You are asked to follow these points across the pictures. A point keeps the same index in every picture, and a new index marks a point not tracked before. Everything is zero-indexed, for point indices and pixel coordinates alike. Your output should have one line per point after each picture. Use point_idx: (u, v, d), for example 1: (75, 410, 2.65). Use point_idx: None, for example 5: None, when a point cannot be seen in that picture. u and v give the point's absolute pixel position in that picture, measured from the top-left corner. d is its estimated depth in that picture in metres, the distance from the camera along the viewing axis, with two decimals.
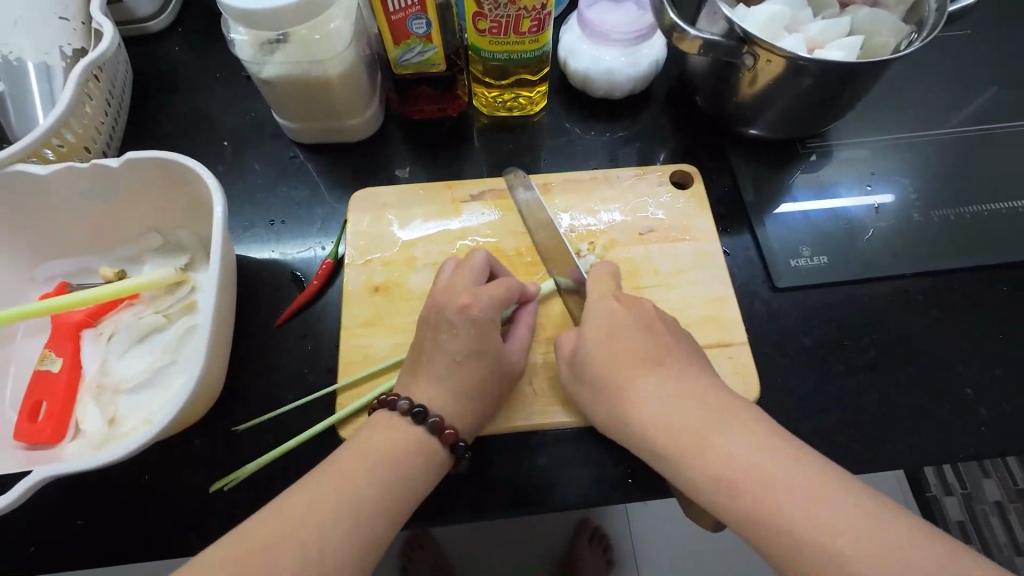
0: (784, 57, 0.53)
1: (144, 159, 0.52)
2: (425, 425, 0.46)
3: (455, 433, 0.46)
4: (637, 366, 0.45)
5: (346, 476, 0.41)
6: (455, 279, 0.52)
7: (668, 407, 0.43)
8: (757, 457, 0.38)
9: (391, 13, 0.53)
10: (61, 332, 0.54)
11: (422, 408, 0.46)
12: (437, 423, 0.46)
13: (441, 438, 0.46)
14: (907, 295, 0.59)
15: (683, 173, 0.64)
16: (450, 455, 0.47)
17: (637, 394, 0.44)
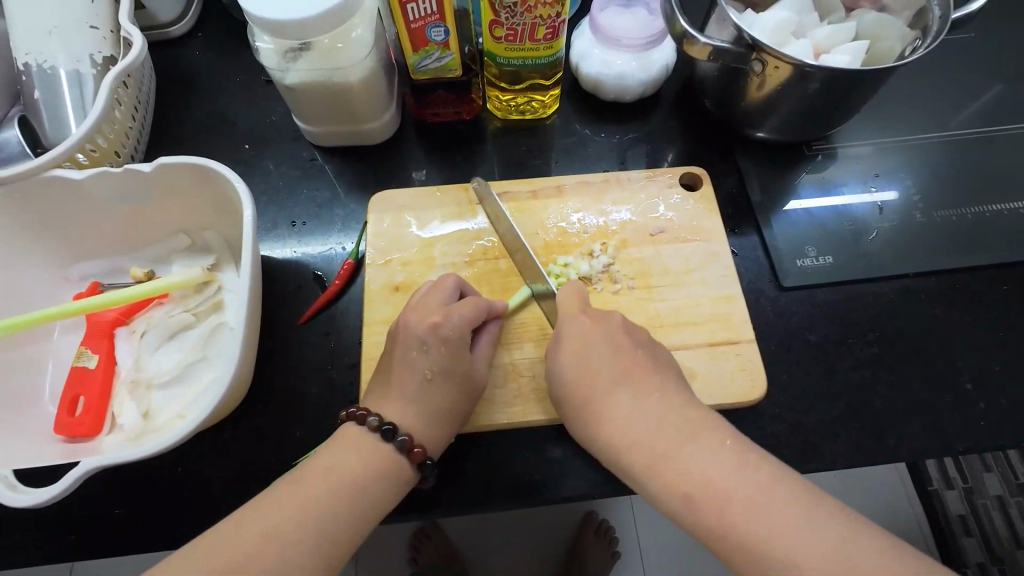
0: (792, 64, 0.55)
1: (176, 165, 0.54)
2: (392, 442, 0.47)
3: (423, 451, 0.48)
4: (591, 364, 0.49)
5: (329, 479, 0.44)
6: (427, 297, 0.55)
7: (619, 400, 0.46)
8: (686, 439, 0.43)
9: (411, 21, 0.55)
10: (96, 330, 0.56)
11: (390, 426, 0.47)
12: (405, 442, 0.47)
13: (409, 456, 0.47)
14: (910, 294, 0.61)
15: (692, 175, 0.66)
16: (417, 472, 0.48)
17: (621, 404, 0.46)
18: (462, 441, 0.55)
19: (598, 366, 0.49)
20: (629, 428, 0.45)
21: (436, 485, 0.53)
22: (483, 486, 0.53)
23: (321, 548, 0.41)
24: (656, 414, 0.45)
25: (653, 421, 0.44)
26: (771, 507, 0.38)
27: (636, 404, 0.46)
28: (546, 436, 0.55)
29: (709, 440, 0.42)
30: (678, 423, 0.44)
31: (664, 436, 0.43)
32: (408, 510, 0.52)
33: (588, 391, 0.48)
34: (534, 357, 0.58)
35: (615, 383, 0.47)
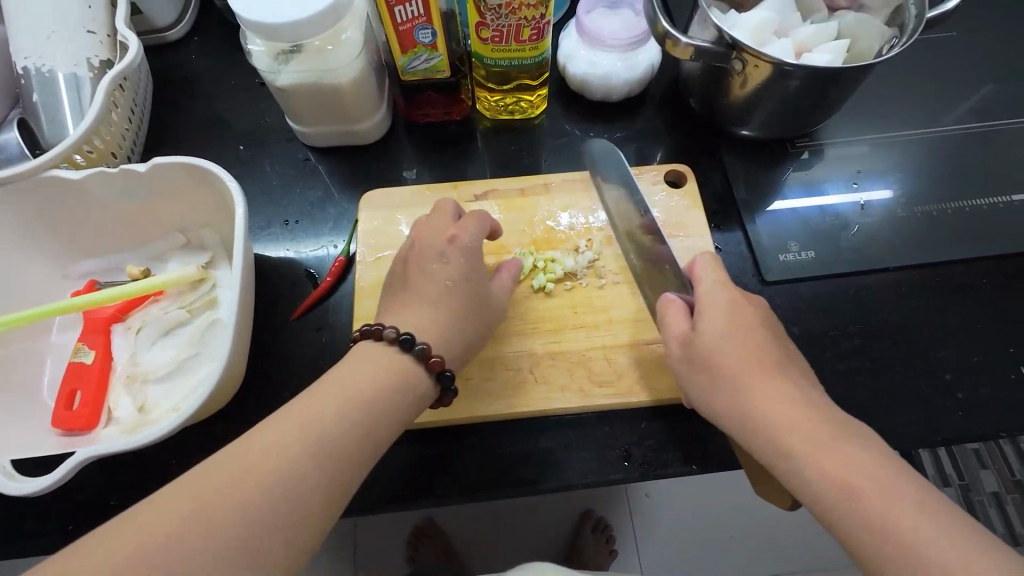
0: (771, 63, 0.56)
1: (170, 164, 0.56)
2: (411, 351, 0.48)
3: (441, 362, 0.48)
4: (727, 351, 0.47)
5: (330, 408, 0.41)
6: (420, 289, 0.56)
7: (770, 386, 0.44)
8: (817, 435, 0.40)
9: (399, 24, 0.56)
10: (93, 326, 0.57)
11: (409, 336, 0.47)
12: (424, 350, 0.48)
13: (428, 365, 0.48)
14: (890, 287, 0.62)
15: (677, 172, 0.67)
16: (435, 384, 0.49)
17: (760, 390, 0.44)
18: (445, 432, 0.55)
19: (749, 344, 0.47)
20: (773, 407, 0.43)
21: (424, 475, 0.53)
22: (469, 477, 0.53)
23: (325, 477, 0.38)
24: (788, 405, 0.42)
25: (801, 408, 0.42)
26: (898, 511, 0.35)
27: (772, 390, 0.44)
28: (534, 428, 0.55)
29: (849, 445, 0.39)
30: (808, 418, 0.41)
31: (799, 430, 0.41)
32: (394, 501, 0.52)
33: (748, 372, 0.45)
34: (522, 349, 0.58)
35: (750, 369, 0.45)
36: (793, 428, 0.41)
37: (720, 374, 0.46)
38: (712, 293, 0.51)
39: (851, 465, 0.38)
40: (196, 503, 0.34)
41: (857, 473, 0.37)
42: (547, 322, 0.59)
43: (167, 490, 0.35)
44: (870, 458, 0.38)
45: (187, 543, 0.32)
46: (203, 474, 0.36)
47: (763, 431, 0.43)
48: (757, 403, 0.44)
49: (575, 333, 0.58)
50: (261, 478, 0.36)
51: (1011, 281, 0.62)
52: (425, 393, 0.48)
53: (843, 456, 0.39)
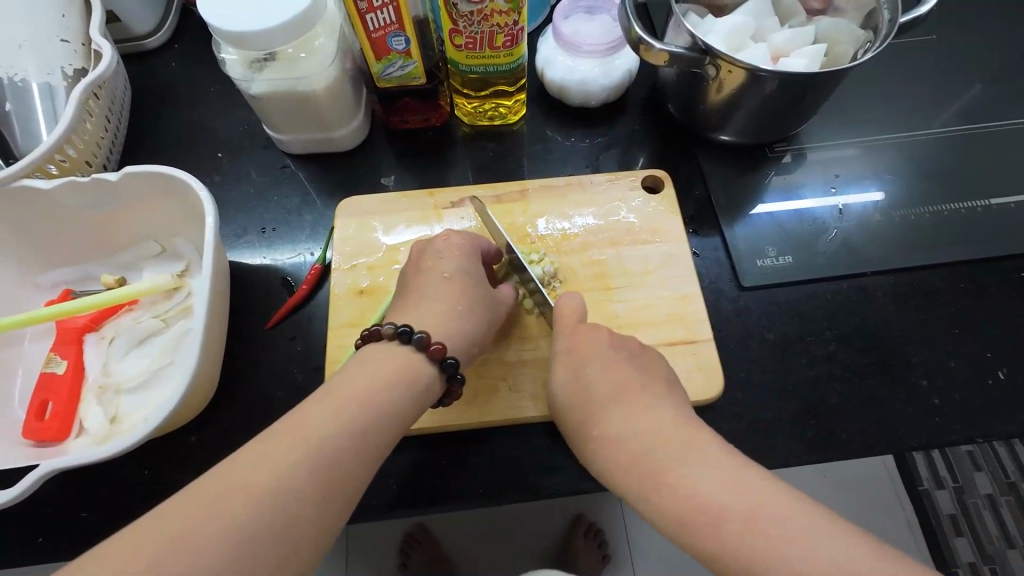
0: (745, 69, 0.56)
1: (141, 173, 0.55)
2: (411, 342, 0.48)
3: (442, 349, 0.48)
4: (591, 386, 0.49)
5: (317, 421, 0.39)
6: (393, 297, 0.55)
7: (610, 418, 0.46)
8: (673, 455, 0.40)
9: (371, 31, 0.56)
10: (65, 336, 0.57)
11: (406, 328, 0.48)
12: (423, 339, 0.48)
13: (429, 353, 0.48)
14: (867, 291, 0.62)
15: (654, 177, 0.67)
16: (439, 371, 0.49)
17: (606, 425, 0.46)
18: (418, 440, 0.55)
19: (601, 381, 0.49)
20: (629, 441, 0.43)
21: (396, 483, 0.53)
22: (445, 485, 0.53)
23: (321, 493, 0.37)
24: (647, 429, 0.44)
25: (653, 433, 0.43)
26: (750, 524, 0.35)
27: (617, 424, 0.45)
28: (508, 434, 0.55)
29: (703, 455, 0.40)
30: (659, 440, 0.42)
31: (658, 450, 0.41)
32: (368, 510, 0.52)
33: (590, 410, 0.47)
34: (497, 358, 0.57)
35: (595, 409, 0.47)
36: (644, 457, 0.42)
37: (580, 415, 0.48)
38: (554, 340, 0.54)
39: (692, 489, 0.38)
40: (194, 522, 0.33)
41: (701, 492, 0.37)
42: (523, 329, 0.59)
43: (171, 506, 0.34)
44: (713, 463, 0.39)
45: (183, 563, 0.31)
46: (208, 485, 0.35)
47: (631, 462, 0.42)
48: (615, 441, 0.44)
49: (550, 339, 0.58)
50: (259, 492, 0.35)
51: (988, 285, 0.62)
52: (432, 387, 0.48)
53: (692, 474, 0.39)
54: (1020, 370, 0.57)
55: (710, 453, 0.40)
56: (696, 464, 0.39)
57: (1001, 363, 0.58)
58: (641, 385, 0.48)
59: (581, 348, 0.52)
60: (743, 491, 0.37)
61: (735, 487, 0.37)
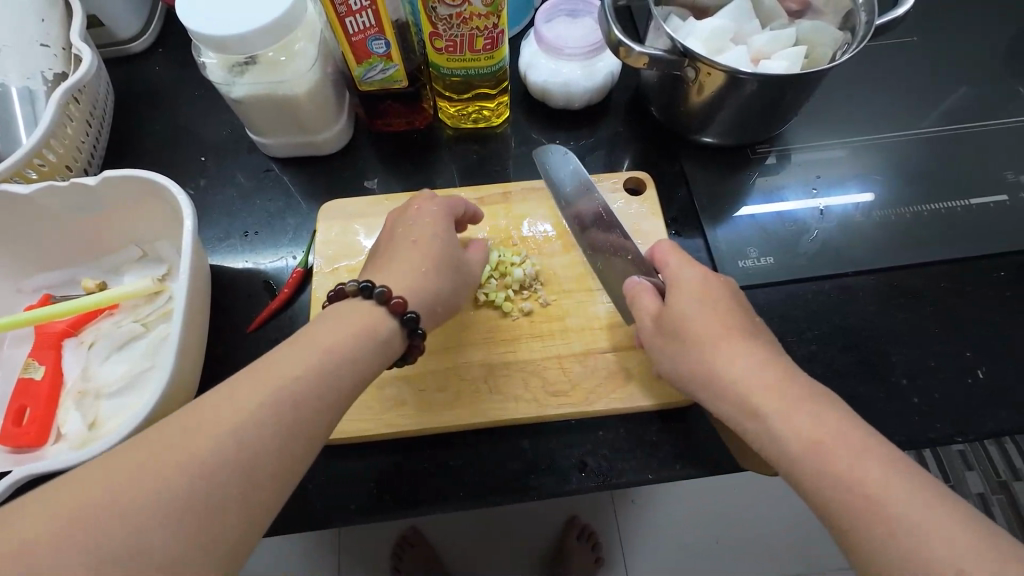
0: (724, 71, 0.56)
1: (120, 177, 0.55)
2: (371, 297, 0.47)
3: (402, 304, 0.47)
4: (719, 316, 0.47)
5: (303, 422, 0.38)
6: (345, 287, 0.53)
7: (735, 347, 0.45)
8: (801, 403, 0.40)
9: (351, 35, 0.56)
10: (44, 341, 0.57)
11: (367, 283, 0.47)
12: (383, 293, 0.47)
13: (389, 308, 0.47)
14: (849, 292, 0.62)
15: (637, 179, 0.67)
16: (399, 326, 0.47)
17: (729, 353, 0.44)
18: (398, 444, 0.54)
19: (726, 314, 0.47)
20: (755, 373, 0.43)
21: (375, 487, 0.53)
22: (424, 488, 0.52)
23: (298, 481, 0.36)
24: (773, 368, 0.43)
25: (780, 374, 0.42)
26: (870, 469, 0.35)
27: (743, 356, 0.44)
28: (485, 437, 0.54)
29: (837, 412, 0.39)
30: (789, 382, 0.42)
31: (787, 391, 0.41)
32: (345, 515, 0.51)
33: (718, 335, 0.46)
34: (475, 360, 0.56)
35: (724, 336, 0.46)
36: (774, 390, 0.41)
37: (694, 339, 0.47)
38: (684, 270, 0.51)
39: (823, 429, 0.38)
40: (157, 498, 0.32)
41: (834, 435, 0.37)
42: (502, 331, 0.58)
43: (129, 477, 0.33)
44: (841, 418, 0.38)
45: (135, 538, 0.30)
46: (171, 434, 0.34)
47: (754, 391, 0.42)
48: (730, 365, 0.44)
49: (530, 342, 0.57)
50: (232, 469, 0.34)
51: (967, 285, 0.62)
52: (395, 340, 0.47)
53: (825, 421, 0.38)
54: (999, 370, 0.58)
55: (824, 404, 0.40)
56: (830, 415, 0.39)
57: (981, 363, 0.58)
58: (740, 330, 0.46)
59: (713, 283, 0.50)
60: (866, 448, 0.36)
61: (864, 445, 0.36)
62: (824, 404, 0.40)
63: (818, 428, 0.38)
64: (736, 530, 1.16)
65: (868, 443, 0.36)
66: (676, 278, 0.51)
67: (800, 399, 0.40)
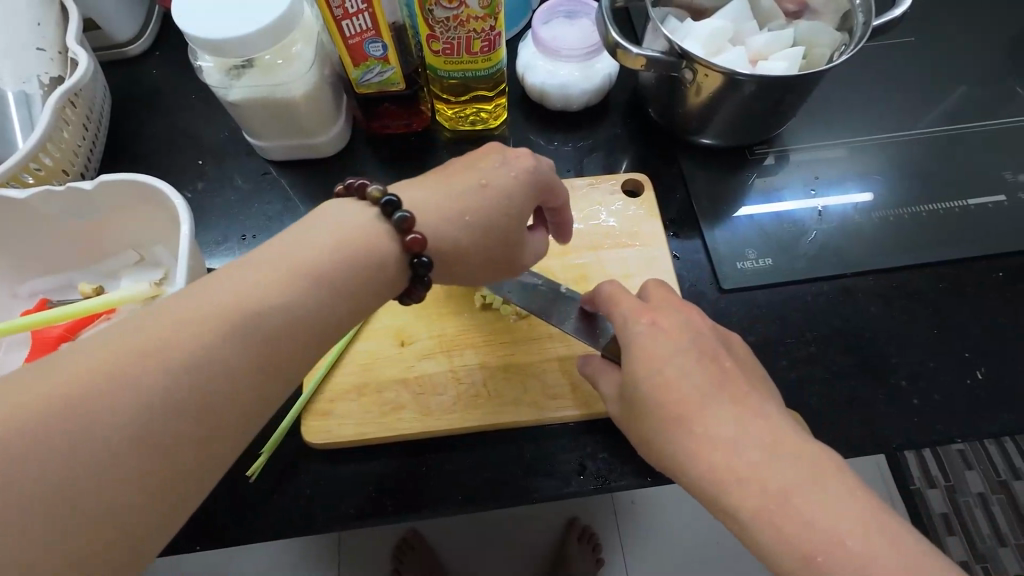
0: (722, 73, 0.56)
1: (116, 181, 0.55)
2: (393, 220, 0.45)
3: (419, 243, 0.45)
4: (682, 383, 0.42)
5: None
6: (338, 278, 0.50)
7: (713, 420, 0.40)
8: (793, 480, 0.37)
9: (348, 37, 0.56)
10: (42, 346, 0.57)
11: (394, 199, 0.45)
12: (405, 221, 0.44)
13: (406, 241, 0.45)
14: (848, 292, 0.62)
15: (635, 181, 0.67)
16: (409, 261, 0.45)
17: (704, 428, 0.40)
18: (397, 448, 0.54)
19: (690, 378, 0.42)
20: (735, 451, 0.39)
21: (374, 491, 0.52)
22: (422, 492, 0.52)
23: None
24: (753, 437, 0.39)
25: (762, 444, 0.39)
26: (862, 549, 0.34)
27: (720, 429, 0.40)
28: (484, 440, 0.54)
29: (826, 481, 0.37)
30: (773, 452, 0.38)
31: (773, 467, 0.38)
32: (344, 519, 0.51)
33: (686, 412, 0.41)
34: (475, 363, 0.57)
35: (693, 409, 0.41)
36: (756, 472, 0.38)
37: (670, 417, 0.41)
38: (631, 327, 0.46)
39: (816, 517, 0.35)
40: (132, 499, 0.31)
41: (828, 520, 0.35)
42: (502, 334, 0.58)
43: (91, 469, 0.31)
44: (829, 487, 0.37)
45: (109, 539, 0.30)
46: (102, 396, 0.31)
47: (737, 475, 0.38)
48: (709, 446, 0.39)
49: (529, 345, 0.58)
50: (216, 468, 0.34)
51: (967, 284, 0.62)
52: (393, 263, 0.45)
53: (815, 502, 0.36)
54: (998, 369, 0.58)
55: (815, 475, 0.37)
56: (821, 491, 0.36)
57: (980, 363, 0.58)
58: (718, 380, 0.42)
59: (667, 333, 0.45)
60: (853, 527, 0.35)
61: (851, 523, 0.35)
62: (812, 474, 0.37)
63: (810, 513, 0.36)
64: None
65: (857, 514, 0.36)
66: (630, 345, 0.45)
67: (789, 478, 0.37)
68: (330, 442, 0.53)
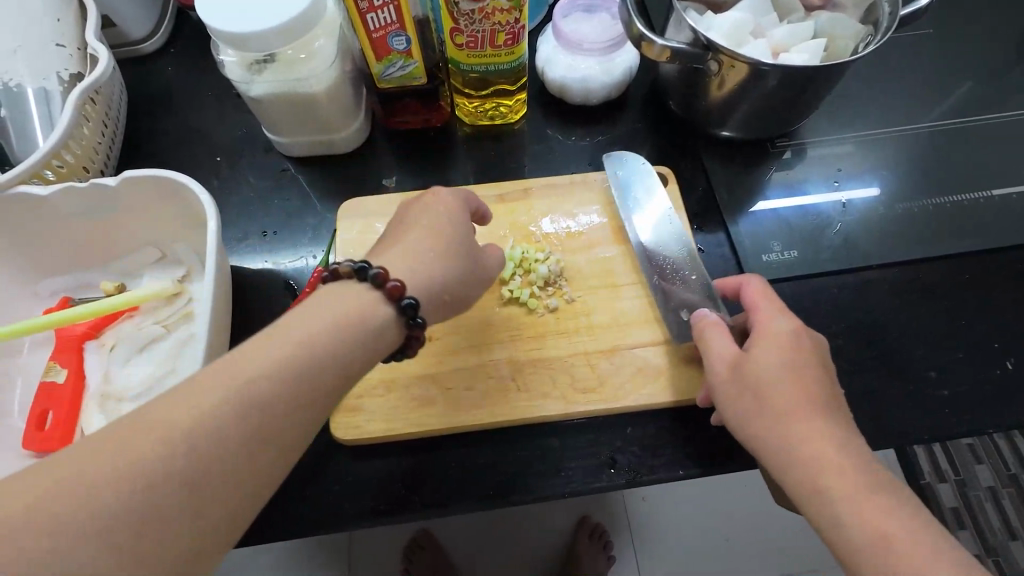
0: (747, 63, 0.56)
1: (141, 177, 0.55)
2: (367, 280, 0.43)
3: (400, 289, 0.43)
4: (804, 383, 0.43)
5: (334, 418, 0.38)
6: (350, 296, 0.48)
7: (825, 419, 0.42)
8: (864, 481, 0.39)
9: (372, 31, 0.56)
10: (65, 345, 0.56)
11: (364, 263, 0.44)
12: (380, 275, 0.43)
13: (386, 292, 0.43)
14: (874, 285, 0.61)
15: (658, 174, 0.66)
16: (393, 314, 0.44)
17: (814, 423, 0.41)
18: (426, 444, 0.54)
19: (813, 384, 0.44)
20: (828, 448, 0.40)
21: (403, 487, 0.52)
22: (452, 488, 0.52)
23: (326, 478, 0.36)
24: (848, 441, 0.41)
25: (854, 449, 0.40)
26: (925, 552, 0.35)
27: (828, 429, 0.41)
28: (513, 436, 0.54)
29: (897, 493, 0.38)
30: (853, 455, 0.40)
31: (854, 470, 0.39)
32: (374, 516, 0.51)
33: (804, 401, 0.42)
34: (503, 358, 0.55)
35: (807, 405, 0.42)
36: (843, 469, 0.39)
37: (779, 404, 0.43)
38: (774, 321, 0.48)
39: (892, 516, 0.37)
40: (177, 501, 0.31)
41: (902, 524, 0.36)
42: (528, 328, 0.57)
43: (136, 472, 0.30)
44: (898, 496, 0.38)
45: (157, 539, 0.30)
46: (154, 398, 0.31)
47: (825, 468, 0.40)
48: (808, 437, 0.41)
49: (557, 339, 0.56)
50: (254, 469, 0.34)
51: (992, 276, 0.62)
52: (392, 332, 0.43)
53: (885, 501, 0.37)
54: None
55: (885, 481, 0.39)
56: (891, 499, 0.38)
57: (1009, 354, 0.58)
58: (824, 381, 0.44)
59: (807, 344, 0.46)
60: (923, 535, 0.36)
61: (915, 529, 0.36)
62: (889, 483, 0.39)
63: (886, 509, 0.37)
64: (748, 526, 1.16)
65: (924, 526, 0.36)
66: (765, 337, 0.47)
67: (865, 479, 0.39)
68: (357, 438, 0.52)
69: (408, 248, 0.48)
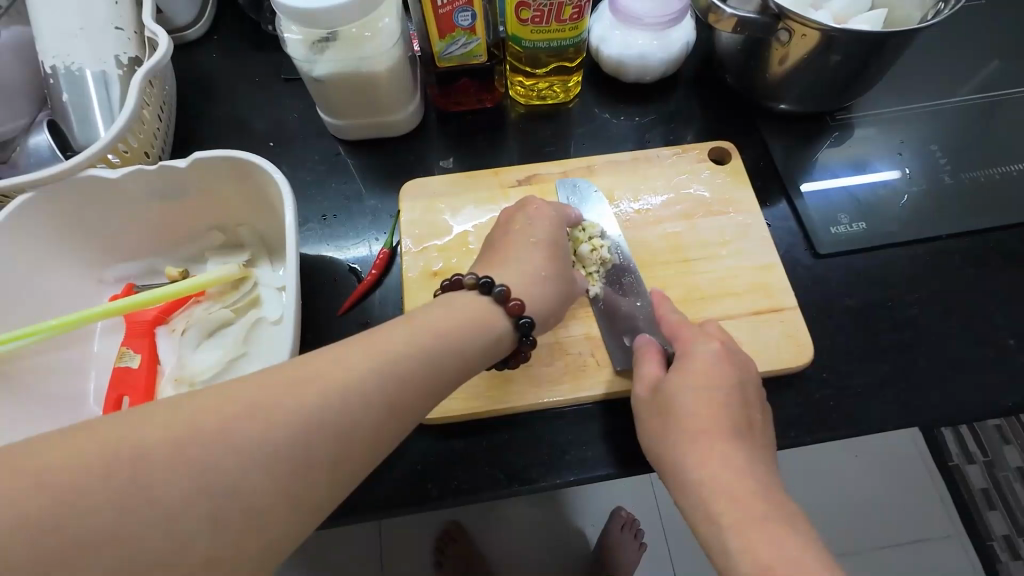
0: (819, 31, 0.55)
1: (211, 159, 0.54)
2: (490, 294, 0.47)
3: (519, 307, 0.47)
4: (703, 407, 0.44)
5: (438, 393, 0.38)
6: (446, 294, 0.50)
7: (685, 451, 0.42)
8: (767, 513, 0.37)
9: (439, 6, 0.55)
10: (136, 329, 0.56)
11: (488, 279, 0.48)
12: (503, 293, 0.47)
13: (506, 308, 0.47)
14: (944, 255, 0.61)
15: (720, 149, 0.64)
16: (511, 328, 0.47)
17: (687, 453, 0.42)
18: (506, 423, 0.53)
19: (721, 409, 0.44)
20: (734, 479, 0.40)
21: (486, 466, 0.51)
22: (534, 467, 0.51)
23: None
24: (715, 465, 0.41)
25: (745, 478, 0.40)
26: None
27: (697, 458, 0.41)
28: (597, 411, 0.53)
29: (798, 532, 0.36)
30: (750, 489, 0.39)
31: (739, 500, 0.38)
32: (457, 496, 0.50)
33: (693, 426, 0.43)
34: (580, 334, 0.55)
35: (700, 432, 0.43)
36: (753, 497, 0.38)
37: (680, 426, 0.44)
38: (692, 347, 0.49)
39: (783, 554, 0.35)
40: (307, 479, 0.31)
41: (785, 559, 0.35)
42: (604, 305, 0.56)
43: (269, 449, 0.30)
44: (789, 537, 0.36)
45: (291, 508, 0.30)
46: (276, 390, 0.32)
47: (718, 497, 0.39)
48: (704, 463, 0.41)
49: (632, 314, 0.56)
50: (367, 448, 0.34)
51: None
52: (507, 340, 0.47)
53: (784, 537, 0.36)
54: None
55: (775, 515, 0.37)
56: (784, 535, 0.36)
57: None
58: (738, 410, 0.44)
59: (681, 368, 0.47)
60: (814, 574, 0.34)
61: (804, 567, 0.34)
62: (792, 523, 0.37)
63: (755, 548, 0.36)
64: None
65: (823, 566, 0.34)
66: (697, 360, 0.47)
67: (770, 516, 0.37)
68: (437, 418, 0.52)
69: (515, 267, 0.51)
